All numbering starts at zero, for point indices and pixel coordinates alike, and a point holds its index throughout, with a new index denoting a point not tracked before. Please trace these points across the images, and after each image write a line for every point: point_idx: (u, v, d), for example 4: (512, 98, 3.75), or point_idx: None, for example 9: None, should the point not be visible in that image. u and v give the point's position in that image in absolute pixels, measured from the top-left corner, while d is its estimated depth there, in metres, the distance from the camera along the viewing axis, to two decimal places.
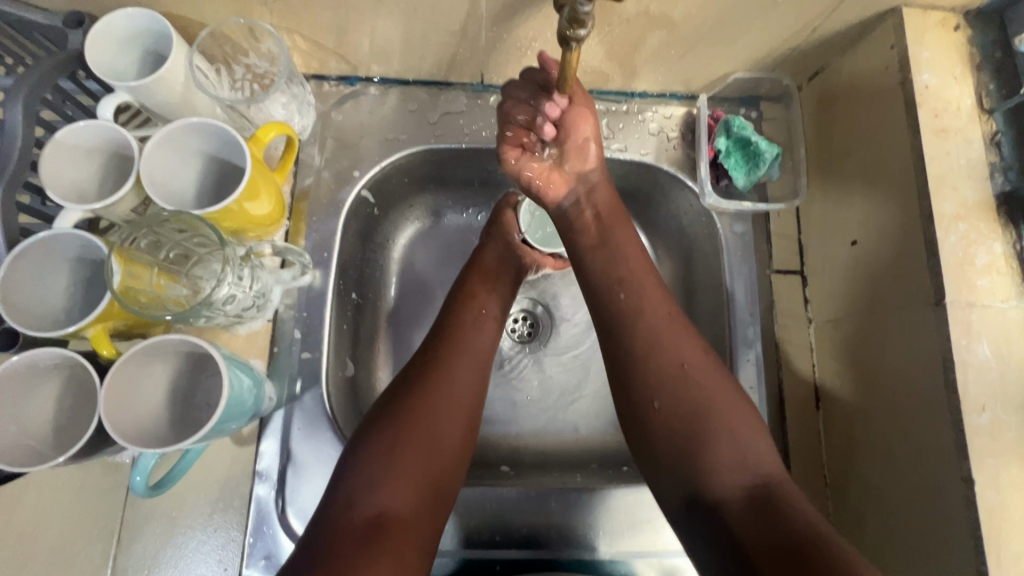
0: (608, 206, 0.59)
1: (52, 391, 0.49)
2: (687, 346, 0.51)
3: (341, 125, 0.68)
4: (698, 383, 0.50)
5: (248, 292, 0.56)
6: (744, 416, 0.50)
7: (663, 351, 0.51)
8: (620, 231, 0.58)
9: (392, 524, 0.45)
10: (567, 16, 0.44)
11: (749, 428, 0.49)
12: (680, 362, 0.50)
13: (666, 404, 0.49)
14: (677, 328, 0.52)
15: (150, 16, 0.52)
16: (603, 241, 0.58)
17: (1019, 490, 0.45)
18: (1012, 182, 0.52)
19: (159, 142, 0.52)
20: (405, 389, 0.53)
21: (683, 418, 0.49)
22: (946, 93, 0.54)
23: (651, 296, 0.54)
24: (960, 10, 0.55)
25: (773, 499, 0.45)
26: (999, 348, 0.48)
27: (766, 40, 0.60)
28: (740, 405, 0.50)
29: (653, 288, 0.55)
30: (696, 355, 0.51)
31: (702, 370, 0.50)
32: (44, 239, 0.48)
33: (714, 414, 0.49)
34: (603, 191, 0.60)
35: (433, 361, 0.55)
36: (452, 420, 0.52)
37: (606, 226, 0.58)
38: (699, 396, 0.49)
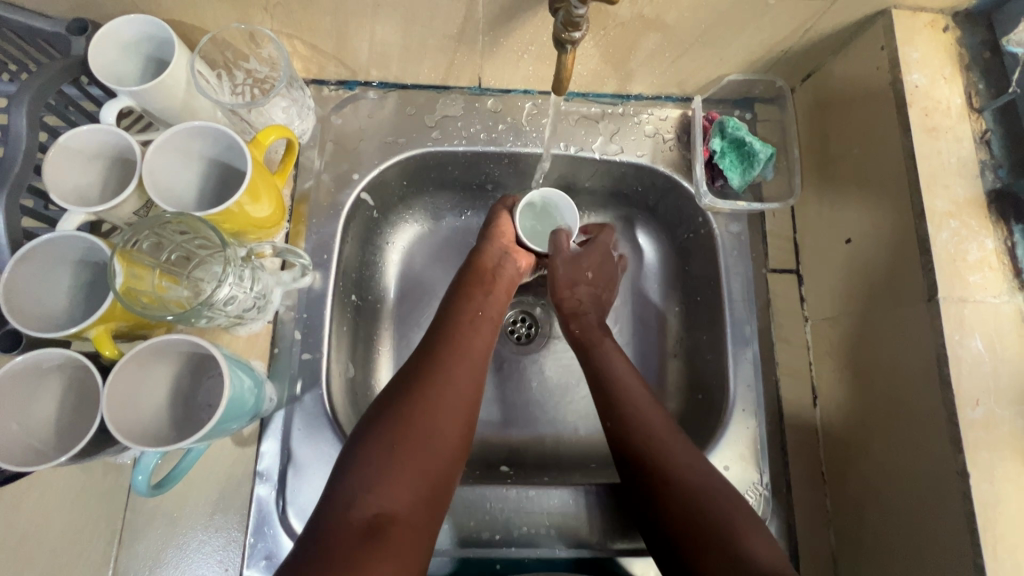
0: (591, 327, 0.66)
1: (54, 392, 0.49)
2: (677, 452, 0.55)
3: (340, 128, 0.69)
4: (691, 486, 0.52)
5: (249, 292, 0.56)
6: (740, 514, 0.51)
7: (656, 457, 0.54)
8: (614, 356, 0.63)
9: (391, 524, 0.46)
10: (562, 19, 0.46)
11: (750, 531, 0.50)
12: (670, 464, 0.54)
13: (666, 511, 0.52)
14: (665, 439, 0.56)
15: (154, 23, 0.53)
16: (598, 365, 0.62)
17: (1015, 483, 0.46)
18: (1002, 180, 0.53)
19: (161, 145, 0.52)
20: (404, 389, 0.53)
21: (681, 516, 0.51)
22: (936, 92, 0.54)
23: (643, 411, 0.58)
24: (948, 11, 0.56)
25: None
26: (991, 342, 0.48)
27: (759, 43, 0.61)
28: (738, 506, 0.51)
29: (649, 410, 0.58)
30: (685, 455, 0.54)
31: (691, 475, 0.53)
32: (49, 241, 0.48)
33: (713, 526, 0.50)
34: (591, 315, 0.67)
35: (432, 360, 0.55)
36: (449, 420, 0.52)
37: (601, 348, 0.64)
38: (695, 505, 0.51)
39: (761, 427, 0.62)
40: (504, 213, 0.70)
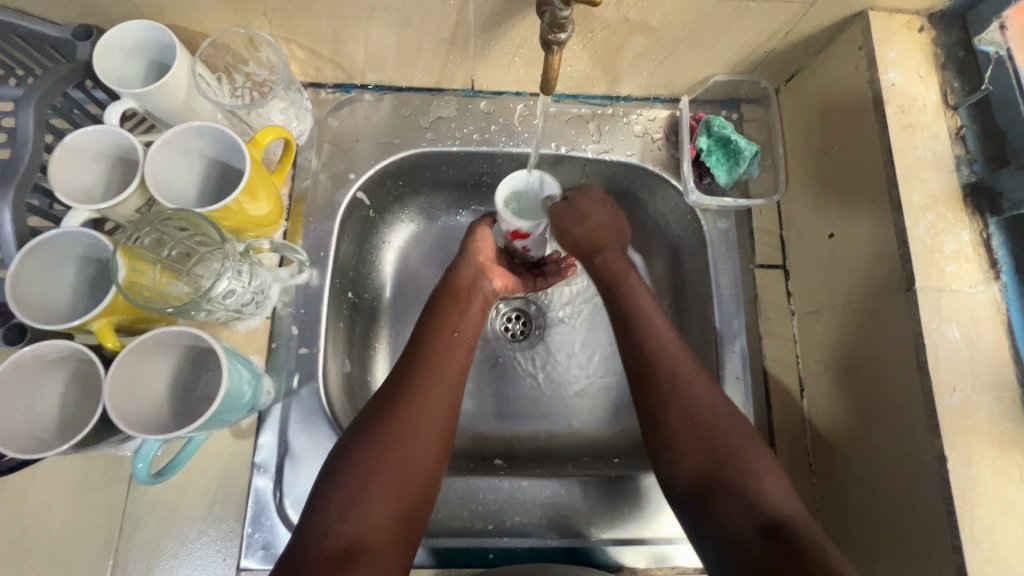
0: (612, 263, 0.65)
1: (58, 384, 0.51)
2: (704, 399, 0.56)
3: (337, 130, 0.71)
4: (714, 433, 0.54)
5: (247, 287, 0.58)
6: (761, 461, 0.53)
7: (682, 403, 0.56)
8: (641, 297, 0.63)
9: (366, 550, 0.47)
10: (548, 22, 0.48)
11: (770, 479, 0.51)
12: (694, 410, 0.55)
13: (686, 459, 0.54)
14: (692, 385, 0.56)
15: (155, 27, 0.55)
16: (622, 306, 0.62)
17: (990, 466, 0.47)
18: (977, 174, 0.54)
19: (163, 145, 0.54)
20: (376, 418, 0.53)
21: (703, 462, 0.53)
22: (912, 90, 0.56)
23: (674, 357, 0.58)
24: (924, 13, 0.58)
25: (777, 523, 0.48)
26: (967, 330, 0.50)
27: (742, 44, 0.63)
28: (759, 454, 0.53)
29: (679, 357, 0.58)
30: (711, 401, 0.56)
31: (716, 421, 0.54)
32: (54, 237, 0.50)
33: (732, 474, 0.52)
34: (609, 254, 0.66)
35: (403, 388, 0.55)
36: (422, 446, 0.53)
37: (625, 287, 0.64)
38: (717, 451, 0.53)
39: (749, 419, 0.64)
40: (483, 228, 0.70)
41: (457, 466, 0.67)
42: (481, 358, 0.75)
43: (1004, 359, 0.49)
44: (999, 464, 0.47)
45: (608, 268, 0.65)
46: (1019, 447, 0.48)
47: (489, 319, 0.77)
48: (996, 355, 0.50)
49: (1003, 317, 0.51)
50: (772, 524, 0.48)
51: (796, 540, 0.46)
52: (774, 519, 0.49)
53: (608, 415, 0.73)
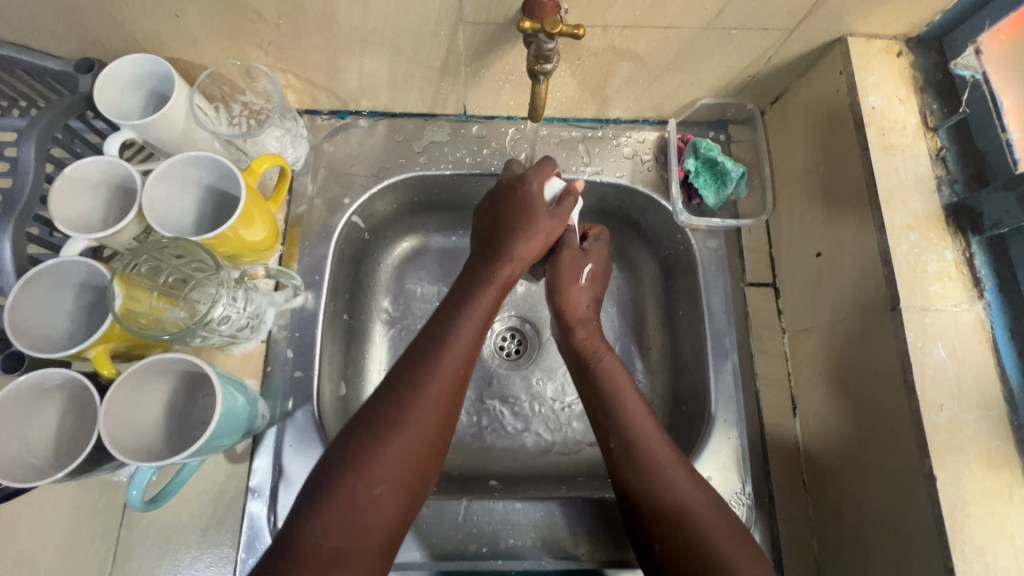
0: (592, 335, 0.65)
1: (54, 411, 0.51)
2: (684, 484, 0.53)
3: (332, 155, 0.72)
4: (696, 521, 0.51)
5: (242, 312, 0.59)
6: (742, 552, 0.49)
7: (664, 493, 0.52)
8: (618, 373, 0.61)
9: (355, 556, 0.45)
10: (534, 53, 0.50)
11: (751, 568, 0.49)
12: (680, 499, 0.52)
13: (666, 539, 0.51)
14: (674, 469, 0.54)
15: (155, 61, 0.57)
16: (606, 386, 0.60)
17: (979, 485, 0.47)
18: (958, 194, 0.55)
19: (161, 174, 0.55)
20: (379, 416, 0.50)
21: (683, 556, 0.50)
22: (892, 113, 0.58)
23: (651, 441, 0.55)
24: (901, 38, 0.60)
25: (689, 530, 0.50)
26: (953, 349, 0.51)
27: (727, 69, 0.64)
28: (739, 545, 0.50)
29: (654, 436, 0.56)
30: (698, 493, 0.53)
31: (700, 509, 0.52)
32: (53, 266, 0.51)
33: (714, 560, 0.49)
34: (581, 333, 0.65)
35: (401, 386, 0.52)
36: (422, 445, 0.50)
37: (605, 366, 0.62)
38: (698, 541, 0.50)
39: (744, 438, 0.64)
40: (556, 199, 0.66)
41: (451, 488, 0.67)
42: (476, 378, 0.75)
43: (990, 377, 0.50)
44: (988, 483, 0.47)
45: (585, 343, 0.64)
46: (1008, 465, 0.48)
47: (484, 339, 0.77)
48: (982, 373, 0.50)
49: (989, 335, 0.51)
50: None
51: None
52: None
53: None
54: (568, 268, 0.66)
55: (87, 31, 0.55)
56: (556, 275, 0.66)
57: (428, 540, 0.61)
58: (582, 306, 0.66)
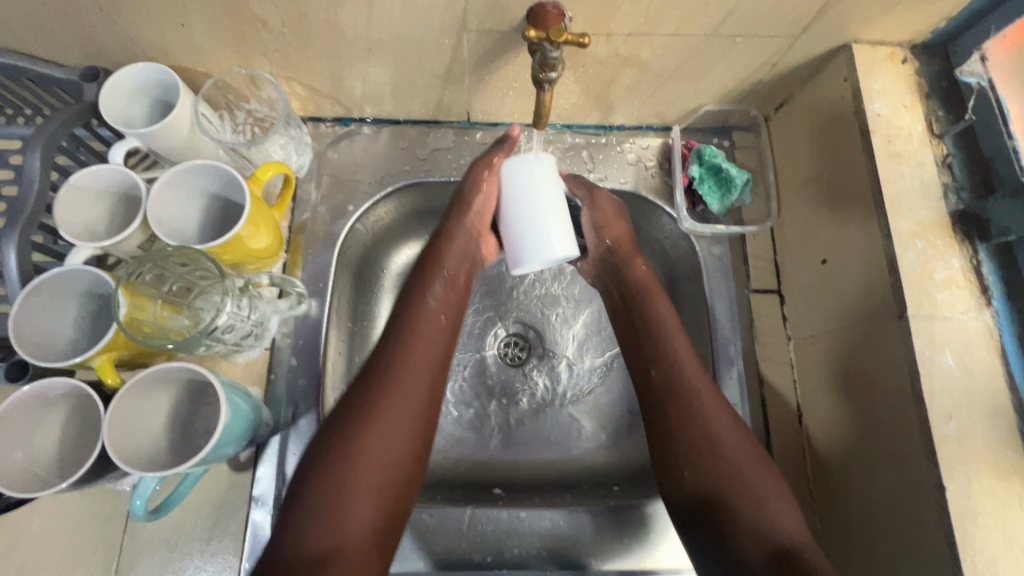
0: (645, 276, 0.64)
1: (58, 421, 0.51)
2: (722, 418, 0.54)
3: (336, 163, 0.72)
4: (729, 455, 0.52)
5: (246, 321, 0.59)
6: (774, 486, 0.50)
7: (700, 428, 0.54)
8: (666, 314, 0.61)
9: (343, 554, 0.45)
10: (539, 62, 0.50)
11: (780, 504, 0.50)
12: (714, 434, 0.53)
13: (697, 471, 0.52)
14: (713, 404, 0.55)
15: (160, 70, 0.57)
16: (650, 322, 0.61)
17: (990, 495, 0.47)
18: (965, 201, 0.55)
19: (167, 183, 0.55)
20: (351, 410, 0.50)
21: (710, 489, 0.51)
22: (897, 121, 0.58)
23: (691, 375, 0.56)
24: (906, 45, 0.60)
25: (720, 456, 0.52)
26: (961, 357, 0.50)
27: (732, 76, 0.64)
28: (771, 480, 0.51)
29: (694, 370, 0.57)
30: (735, 430, 0.53)
31: (734, 442, 0.53)
32: (57, 275, 0.51)
33: (741, 493, 0.50)
34: (643, 269, 0.65)
35: (377, 379, 0.52)
36: (398, 435, 0.50)
37: (645, 291, 0.63)
38: (728, 473, 0.51)
39: None
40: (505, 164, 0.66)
41: (456, 496, 0.67)
42: (479, 384, 0.75)
43: (1000, 386, 0.50)
44: (998, 493, 0.47)
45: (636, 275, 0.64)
46: (1018, 475, 0.48)
47: (487, 345, 0.77)
48: (991, 382, 0.50)
49: (997, 344, 0.51)
50: (780, 551, 0.46)
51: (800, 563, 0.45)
52: (784, 544, 0.47)
53: (608, 441, 0.73)
54: (604, 207, 0.67)
55: (92, 40, 0.55)
56: (594, 216, 0.66)
57: (431, 549, 0.61)
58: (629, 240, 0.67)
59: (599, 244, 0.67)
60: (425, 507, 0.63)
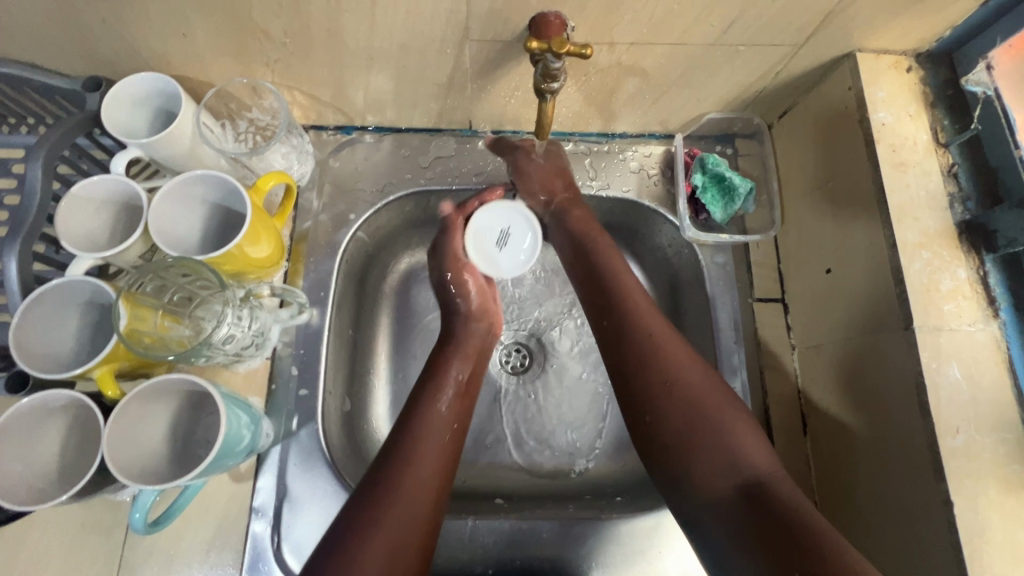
0: (585, 221, 0.66)
1: (58, 432, 0.51)
2: (679, 355, 0.55)
3: (338, 171, 0.72)
4: (689, 390, 0.53)
5: (247, 331, 0.59)
6: (737, 417, 0.52)
7: (658, 368, 0.55)
8: (615, 263, 0.63)
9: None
10: (541, 72, 0.50)
11: (743, 431, 0.51)
12: (671, 377, 0.54)
13: (660, 411, 0.53)
14: (667, 342, 0.56)
15: (162, 79, 0.57)
16: (599, 267, 0.62)
17: (999, 511, 0.46)
18: (971, 212, 0.55)
19: (168, 193, 0.55)
20: (358, 516, 0.48)
21: (675, 430, 0.52)
22: (902, 130, 0.57)
23: (642, 317, 0.58)
24: (910, 53, 0.60)
25: (675, 396, 0.53)
26: (968, 370, 0.50)
27: (734, 85, 0.64)
28: (732, 409, 0.53)
29: (648, 312, 0.59)
30: (693, 366, 0.55)
31: (691, 377, 0.54)
32: (58, 286, 0.51)
33: (706, 428, 0.52)
34: (602, 240, 0.64)
35: (399, 452, 0.53)
36: (407, 539, 0.48)
37: (599, 251, 0.63)
38: (689, 409, 0.53)
39: None
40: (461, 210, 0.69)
41: (456, 505, 0.65)
42: (482, 393, 0.74)
43: (1008, 399, 0.49)
44: (1007, 508, 0.46)
45: (579, 225, 0.65)
46: None
47: None
48: (999, 395, 0.49)
49: (1005, 356, 0.51)
50: (750, 482, 0.48)
51: (771, 494, 0.47)
52: (753, 476, 0.49)
53: (610, 451, 0.73)
54: (534, 172, 0.67)
55: (94, 50, 0.55)
56: (528, 182, 0.68)
57: (433, 560, 0.61)
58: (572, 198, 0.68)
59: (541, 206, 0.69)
60: None
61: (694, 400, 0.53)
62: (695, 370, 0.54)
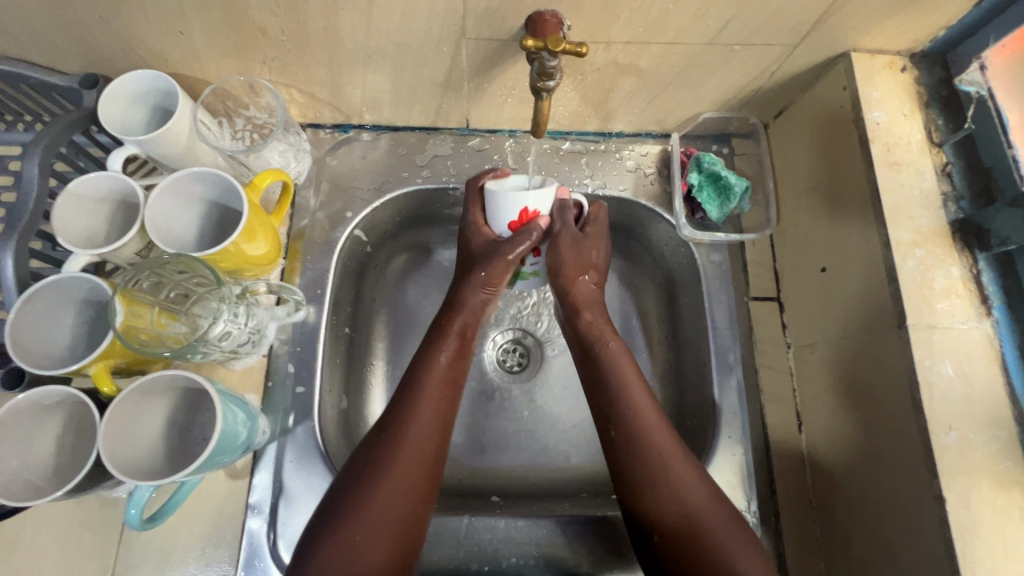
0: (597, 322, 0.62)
1: (53, 429, 0.51)
2: (686, 475, 0.53)
3: (335, 169, 0.72)
4: (693, 515, 0.51)
5: (243, 328, 0.59)
6: (739, 536, 0.51)
7: (666, 490, 0.52)
8: (625, 367, 0.59)
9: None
10: (536, 70, 0.50)
11: (739, 545, 0.50)
12: (651, 450, 0.54)
13: (663, 526, 0.52)
14: (676, 463, 0.53)
15: (158, 76, 0.57)
16: (607, 372, 0.59)
17: (991, 507, 0.46)
18: (965, 210, 0.55)
19: (165, 190, 0.55)
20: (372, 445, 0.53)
21: (672, 537, 0.51)
22: (896, 129, 0.58)
23: (651, 430, 0.55)
24: (905, 54, 0.60)
25: (654, 472, 0.53)
26: (961, 368, 0.50)
27: (730, 84, 0.64)
28: (733, 529, 0.51)
29: (630, 380, 0.58)
30: (683, 467, 0.53)
31: (678, 469, 0.53)
32: (54, 283, 0.51)
33: (708, 547, 0.50)
34: (614, 345, 0.61)
35: (410, 384, 0.56)
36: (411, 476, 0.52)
37: (609, 356, 0.60)
38: (693, 531, 0.51)
39: (748, 455, 0.63)
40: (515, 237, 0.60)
41: (453, 504, 0.66)
42: (478, 392, 0.75)
43: (1000, 396, 0.49)
44: (999, 505, 0.47)
45: (590, 329, 0.62)
46: (1018, 486, 0.47)
47: (486, 351, 0.77)
48: (992, 392, 0.50)
49: (998, 353, 0.51)
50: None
51: None
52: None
53: None
54: (566, 255, 0.60)
55: (91, 47, 0.55)
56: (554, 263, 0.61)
57: (429, 559, 0.61)
58: (589, 298, 0.63)
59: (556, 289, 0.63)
60: None
61: (678, 491, 0.52)
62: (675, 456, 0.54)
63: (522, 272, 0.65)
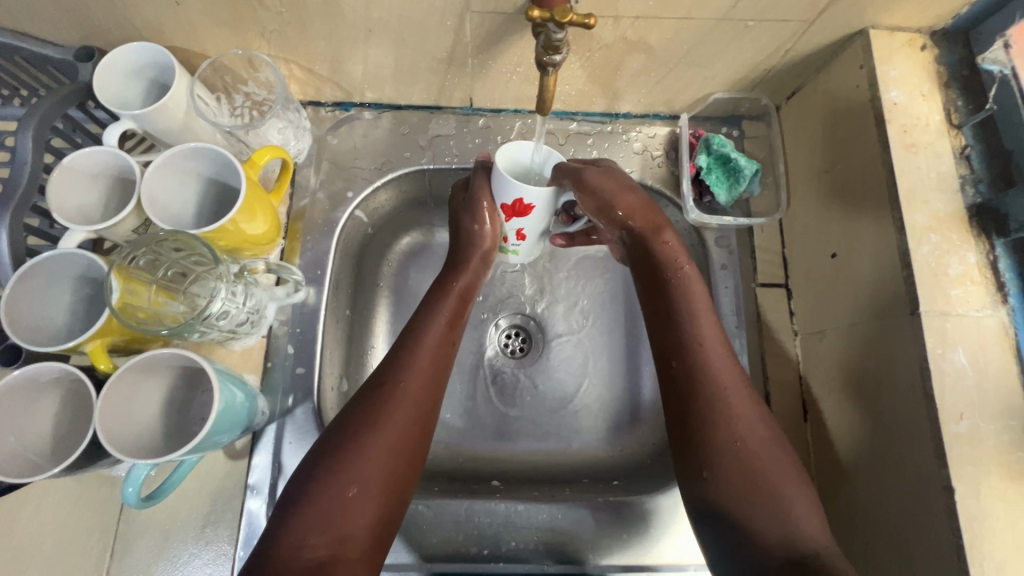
0: (665, 246, 0.58)
1: (50, 406, 0.50)
2: (747, 416, 0.51)
3: (336, 148, 0.71)
4: (751, 457, 0.49)
5: (241, 307, 0.58)
6: (798, 488, 0.48)
7: (724, 423, 0.50)
8: (697, 299, 0.56)
9: (340, 562, 0.44)
10: (543, 43, 0.48)
11: (795, 491, 0.48)
12: (705, 369, 0.52)
13: (716, 462, 0.49)
14: (739, 403, 0.51)
15: (154, 49, 0.55)
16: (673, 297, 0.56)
17: (1000, 496, 0.46)
18: (984, 194, 0.53)
19: (161, 165, 0.54)
20: (364, 400, 0.52)
21: (729, 469, 0.49)
22: (914, 110, 0.56)
23: (717, 366, 0.52)
24: (925, 31, 0.58)
25: (705, 398, 0.51)
26: (974, 355, 0.49)
27: (743, 63, 0.62)
28: (791, 476, 0.49)
29: (698, 296, 0.56)
30: (739, 399, 0.51)
31: (733, 399, 0.51)
32: (50, 258, 0.50)
33: (763, 493, 0.48)
34: (687, 271, 0.57)
35: (407, 345, 0.55)
36: (401, 431, 0.51)
37: (680, 280, 0.57)
38: (750, 471, 0.49)
39: None
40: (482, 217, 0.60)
41: (453, 488, 0.66)
42: (479, 377, 0.74)
43: (1015, 385, 0.48)
44: (1009, 496, 0.46)
45: (664, 251, 0.58)
46: None
47: (487, 334, 0.76)
48: (1005, 381, 0.48)
49: (1012, 341, 0.50)
50: (802, 553, 0.45)
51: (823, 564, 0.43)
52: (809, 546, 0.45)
53: (608, 435, 0.72)
54: (608, 184, 0.57)
55: (85, 18, 0.54)
56: (600, 197, 0.56)
57: (429, 542, 0.60)
58: (644, 213, 0.59)
59: (615, 220, 0.59)
60: (424, 498, 0.62)
61: (730, 422, 0.50)
62: (728, 383, 0.52)
63: (505, 248, 0.65)
